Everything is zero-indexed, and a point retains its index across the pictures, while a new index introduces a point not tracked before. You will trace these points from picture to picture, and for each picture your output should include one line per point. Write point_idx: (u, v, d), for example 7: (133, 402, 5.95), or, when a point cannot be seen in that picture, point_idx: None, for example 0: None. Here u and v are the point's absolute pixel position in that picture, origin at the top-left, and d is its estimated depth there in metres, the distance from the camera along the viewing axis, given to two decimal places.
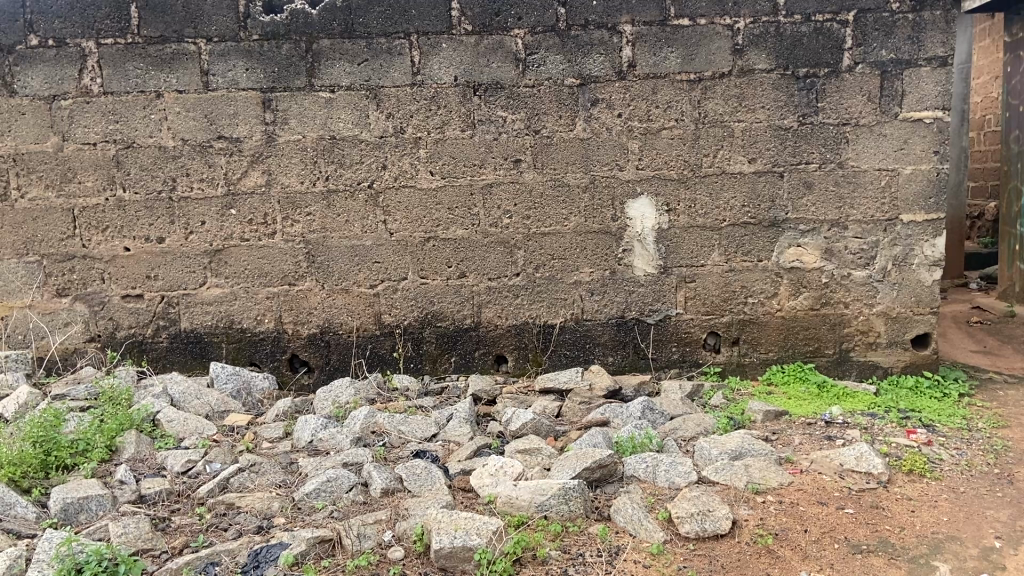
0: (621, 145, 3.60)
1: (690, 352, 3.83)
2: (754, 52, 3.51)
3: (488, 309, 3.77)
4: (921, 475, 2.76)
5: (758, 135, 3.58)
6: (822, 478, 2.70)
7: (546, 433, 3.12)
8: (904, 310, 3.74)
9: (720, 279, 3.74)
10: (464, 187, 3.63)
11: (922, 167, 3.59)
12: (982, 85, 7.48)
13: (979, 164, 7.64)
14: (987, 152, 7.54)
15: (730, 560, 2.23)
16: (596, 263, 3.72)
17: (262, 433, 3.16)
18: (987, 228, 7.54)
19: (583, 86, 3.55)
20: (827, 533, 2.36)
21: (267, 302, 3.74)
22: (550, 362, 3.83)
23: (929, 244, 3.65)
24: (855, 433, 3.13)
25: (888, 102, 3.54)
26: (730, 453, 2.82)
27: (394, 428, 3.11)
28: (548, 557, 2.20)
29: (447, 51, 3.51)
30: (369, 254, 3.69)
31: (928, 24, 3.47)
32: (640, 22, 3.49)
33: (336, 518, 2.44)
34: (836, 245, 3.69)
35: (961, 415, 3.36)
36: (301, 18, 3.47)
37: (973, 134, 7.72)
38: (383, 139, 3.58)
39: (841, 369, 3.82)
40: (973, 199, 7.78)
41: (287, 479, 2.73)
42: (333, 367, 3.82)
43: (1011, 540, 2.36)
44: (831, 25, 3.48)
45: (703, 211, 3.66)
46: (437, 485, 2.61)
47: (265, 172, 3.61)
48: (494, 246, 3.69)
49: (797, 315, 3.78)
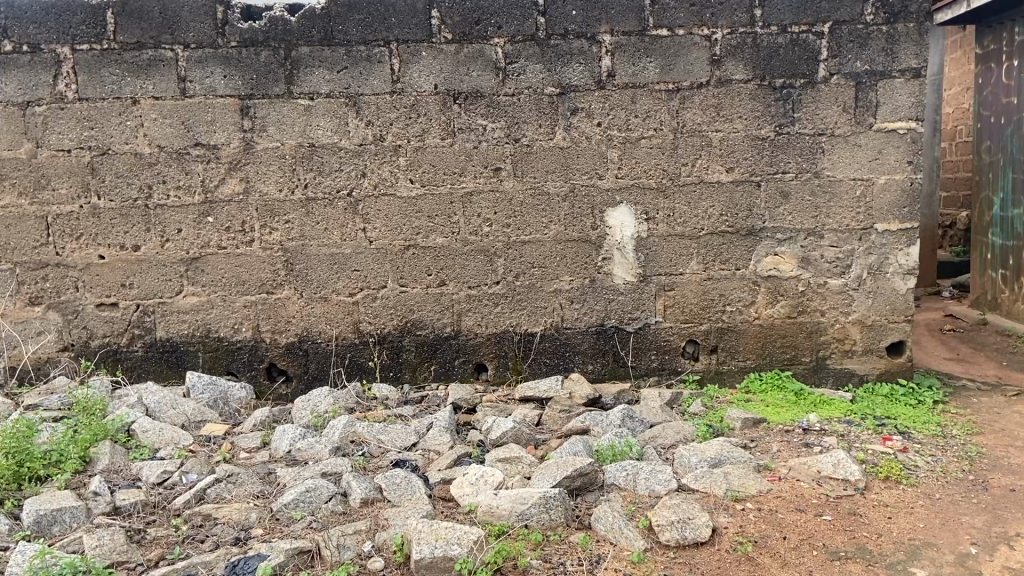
0: (601, 154, 3.62)
1: (670, 360, 3.84)
2: (731, 63, 3.55)
3: (467, 318, 3.76)
4: (897, 482, 2.79)
5: (735, 145, 3.62)
6: (800, 485, 2.73)
7: (527, 442, 3.12)
8: (879, 318, 3.79)
9: (699, 288, 3.76)
10: (444, 196, 3.63)
11: (896, 177, 3.65)
12: (954, 95, 7.60)
13: (950, 174, 7.77)
14: (959, 162, 7.66)
15: (712, 568, 2.23)
16: (575, 271, 3.73)
17: (239, 443, 3.13)
18: (959, 236, 7.64)
19: (563, 95, 3.56)
20: (806, 540, 2.38)
21: (245, 311, 3.71)
22: (530, 371, 3.83)
23: (903, 253, 3.70)
24: (832, 440, 3.16)
25: (863, 113, 3.59)
26: (710, 461, 2.83)
27: (374, 437, 3.10)
28: (529, 567, 2.19)
29: (427, 60, 3.51)
30: (348, 262, 3.68)
31: (901, 36, 3.53)
32: (619, 32, 3.51)
33: (316, 528, 2.43)
34: (813, 253, 3.73)
35: (935, 422, 3.40)
36: (280, 25, 3.46)
37: (945, 144, 7.84)
38: (362, 147, 3.57)
39: (817, 377, 3.86)
40: (945, 208, 7.93)
41: (266, 489, 2.71)
42: (312, 376, 3.80)
43: (988, 547, 2.40)
44: (806, 36, 3.53)
45: (683, 220, 3.68)
46: (417, 495, 2.60)
47: (243, 179, 3.59)
48: (474, 255, 3.69)
49: (775, 323, 3.81)
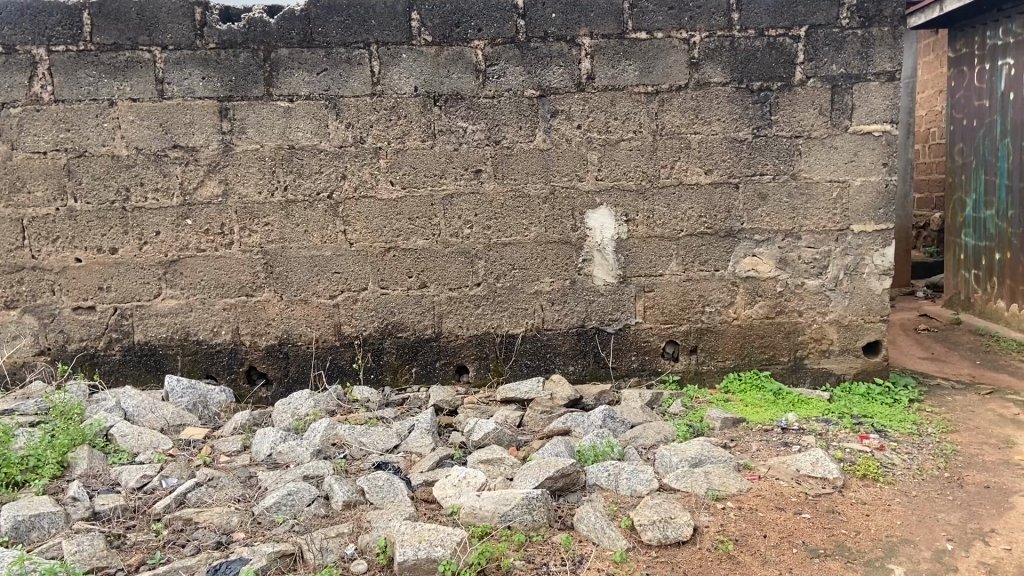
0: (581, 156, 3.63)
1: (649, 361, 3.87)
2: (709, 66, 3.57)
3: (448, 319, 3.76)
4: (874, 480, 2.83)
5: (713, 147, 3.65)
6: (779, 484, 2.75)
7: (509, 443, 3.13)
8: (854, 319, 3.83)
9: (678, 289, 3.79)
10: (424, 198, 3.62)
11: (871, 179, 3.69)
12: (927, 98, 7.69)
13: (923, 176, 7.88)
14: (932, 163, 7.75)
15: (693, 567, 2.25)
16: (556, 272, 3.74)
17: (219, 447, 3.11)
18: (932, 237, 7.75)
19: (543, 97, 3.58)
20: (785, 537, 2.40)
21: (223, 314, 3.69)
22: (511, 372, 3.84)
23: (878, 253, 3.75)
24: (810, 439, 3.19)
25: (839, 116, 3.63)
26: (691, 460, 2.85)
27: (355, 440, 3.09)
28: (511, 568, 2.19)
29: (407, 62, 3.51)
30: (328, 264, 3.66)
31: (876, 40, 3.57)
32: (598, 35, 3.53)
33: (297, 532, 2.42)
34: (790, 254, 3.76)
35: (910, 421, 3.45)
36: (259, 26, 3.44)
37: (918, 146, 7.94)
38: (342, 148, 3.56)
39: (794, 377, 3.90)
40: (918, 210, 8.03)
41: (247, 493, 2.69)
42: (292, 379, 3.78)
43: (963, 543, 2.43)
44: (783, 40, 3.56)
45: (662, 221, 3.71)
46: (399, 497, 2.59)
47: (221, 182, 3.57)
48: (455, 256, 3.69)
49: (753, 324, 3.84)
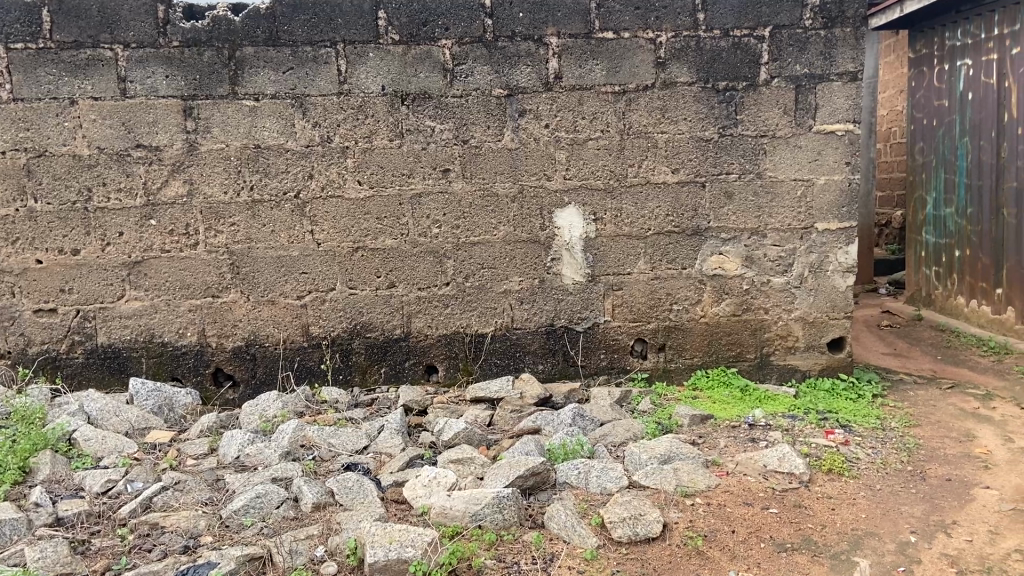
0: (549, 156, 3.64)
1: (618, 359, 3.89)
2: (676, 66, 3.60)
3: (417, 319, 3.75)
4: (839, 474, 2.87)
5: (680, 146, 3.67)
6: (746, 479, 2.78)
7: (479, 442, 3.13)
8: (819, 315, 3.88)
9: (646, 287, 3.81)
10: (392, 197, 3.61)
11: (834, 177, 3.74)
12: (888, 98, 7.82)
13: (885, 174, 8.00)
14: (893, 162, 7.88)
15: (663, 563, 2.26)
16: (525, 272, 3.75)
17: (185, 450, 3.07)
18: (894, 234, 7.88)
19: (510, 97, 3.58)
20: (753, 532, 2.43)
21: (189, 316, 3.65)
22: (481, 371, 3.84)
23: (841, 251, 3.80)
24: (777, 435, 3.23)
25: (803, 115, 3.68)
26: (660, 457, 2.87)
27: (324, 441, 3.07)
28: (483, 567, 2.19)
29: (374, 61, 3.49)
30: (296, 265, 3.64)
31: (838, 41, 3.62)
32: (565, 34, 3.54)
33: (266, 534, 2.39)
34: (756, 252, 3.80)
35: (875, 415, 3.50)
36: (223, 24, 3.41)
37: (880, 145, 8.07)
38: (309, 148, 3.53)
39: (761, 373, 3.93)
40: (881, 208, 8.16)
41: (214, 496, 2.66)
42: (260, 381, 3.74)
43: (926, 535, 2.47)
44: (748, 40, 3.60)
45: (629, 220, 3.73)
46: (369, 498, 2.58)
47: (186, 181, 3.52)
48: (424, 256, 3.68)
49: (720, 322, 3.88)
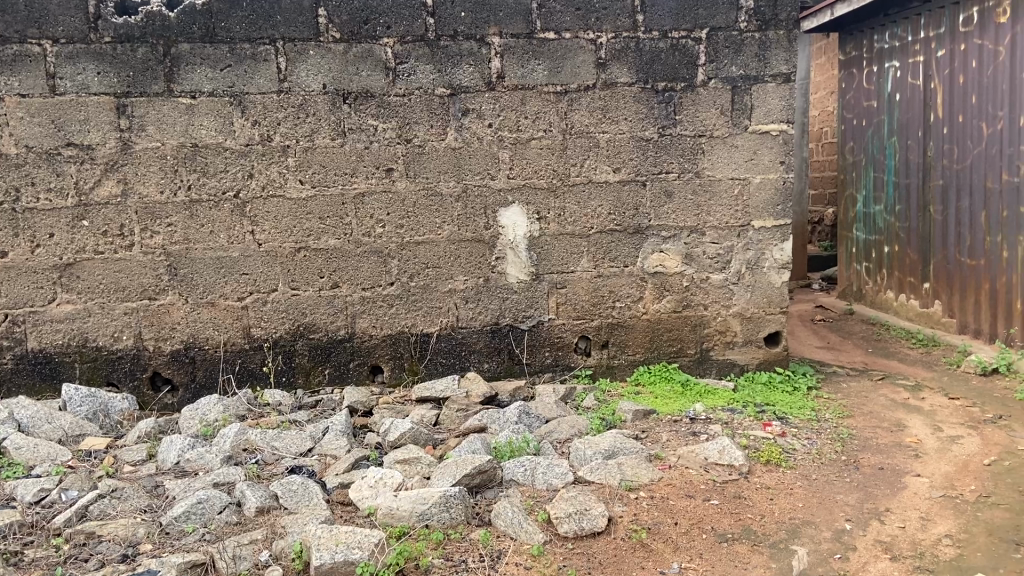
0: (492, 155, 3.65)
1: (563, 356, 3.92)
2: (616, 66, 3.65)
3: (361, 319, 3.72)
4: (776, 465, 2.95)
5: (621, 145, 3.72)
6: (688, 472, 2.84)
7: (425, 442, 3.12)
8: (757, 311, 3.97)
9: (589, 285, 3.85)
10: (335, 197, 3.57)
11: (770, 176, 3.84)
12: (820, 99, 8.06)
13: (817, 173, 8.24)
14: (825, 162, 8.12)
15: (608, 557, 2.30)
16: (469, 271, 3.75)
17: (123, 456, 3.00)
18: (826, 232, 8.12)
19: (453, 96, 3.58)
20: (696, 524, 2.49)
21: (125, 319, 3.55)
22: (426, 371, 3.82)
23: (777, 248, 3.91)
24: (717, 428, 3.30)
25: (739, 116, 3.76)
26: (604, 452, 2.91)
27: (267, 444, 3.02)
28: (430, 566, 2.20)
29: (315, 59, 3.46)
30: (236, 266, 3.57)
31: (772, 43, 3.72)
32: (507, 34, 3.56)
33: (208, 540, 2.35)
34: (696, 250, 3.88)
35: (810, 407, 3.61)
36: (157, 20, 3.33)
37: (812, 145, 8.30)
38: (249, 147, 3.48)
39: (702, 368, 4.01)
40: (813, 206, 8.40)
41: (154, 503, 2.60)
42: (199, 385, 3.66)
43: (860, 522, 2.56)
44: (685, 41, 3.67)
45: (572, 219, 3.76)
46: (314, 501, 2.56)
47: (120, 181, 3.43)
48: (367, 255, 3.66)
49: (661, 318, 3.94)
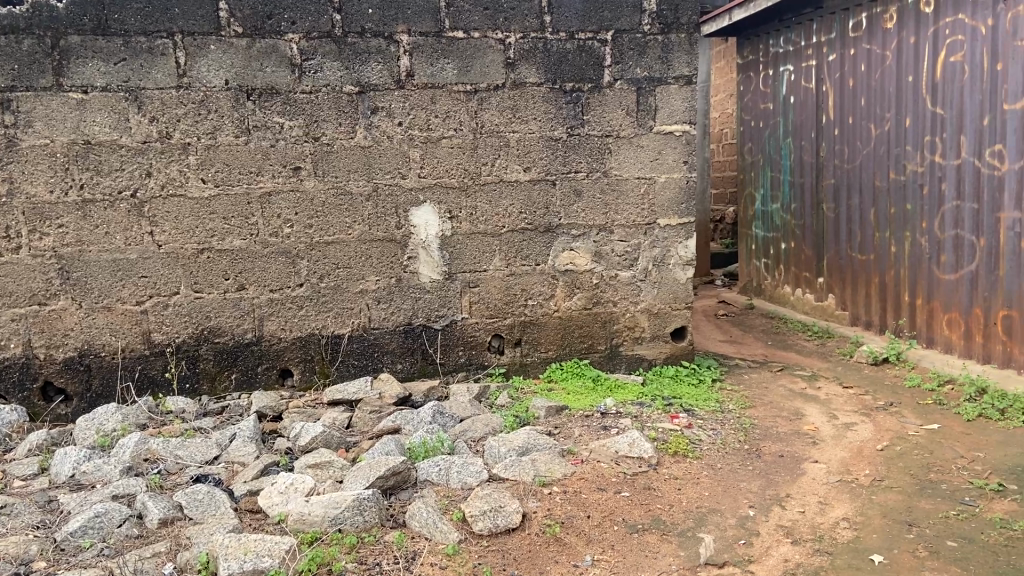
0: (402, 154, 3.62)
1: (476, 355, 3.93)
2: (525, 67, 3.68)
3: (270, 321, 3.63)
4: (685, 455, 3.04)
5: (531, 145, 3.76)
6: (600, 465, 2.89)
7: (337, 445, 3.07)
8: (663, 306, 4.08)
9: (501, 284, 3.88)
10: (239, 195, 3.47)
11: (674, 175, 3.95)
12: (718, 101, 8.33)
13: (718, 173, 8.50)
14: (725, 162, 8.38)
15: (522, 552, 2.32)
16: (380, 271, 3.71)
17: (11, 471, 2.83)
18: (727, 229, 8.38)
19: (362, 93, 3.53)
20: (607, 516, 2.54)
21: (12, 325, 3.37)
22: (338, 373, 3.76)
23: (682, 245, 4.02)
24: (628, 421, 3.37)
25: (644, 117, 3.85)
26: (518, 449, 2.93)
27: (171, 453, 2.92)
28: (343, 570, 2.16)
29: (216, 53, 3.35)
30: (134, 268, 3.43)
31: (675, 46, 3.82)
32: (415, 32, 3.54)
33: (107, 555, 2.24)
34: (605, 248, 3.95)
35: (715, 399, 3.74)
36: (45, 11, 3.17)
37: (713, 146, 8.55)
38: (146, 144, 3.34)
39: (612, 364, 4.09)
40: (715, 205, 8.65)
41: (48, 519, 2.47)
42: (96, 394, 3.49)
43: (762, 508, 2.67)
44: (592, 43, 3.74)
45: (483, 218, 3.77)
46: (221, 510, 2.48)
47: (5, 180, 3.25)
48: (274, 255, 3.57)
49: (572, 315, 4.00)
